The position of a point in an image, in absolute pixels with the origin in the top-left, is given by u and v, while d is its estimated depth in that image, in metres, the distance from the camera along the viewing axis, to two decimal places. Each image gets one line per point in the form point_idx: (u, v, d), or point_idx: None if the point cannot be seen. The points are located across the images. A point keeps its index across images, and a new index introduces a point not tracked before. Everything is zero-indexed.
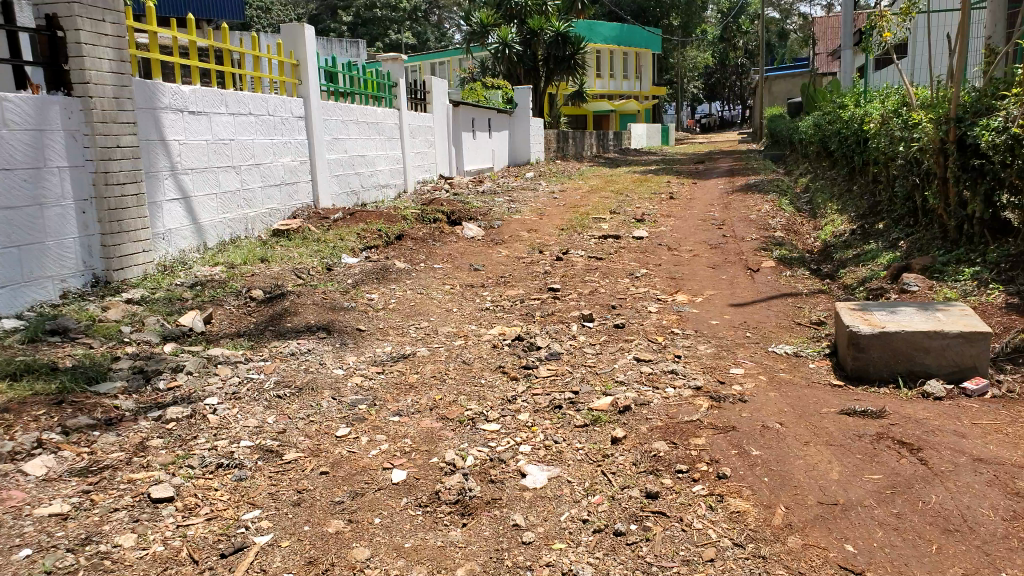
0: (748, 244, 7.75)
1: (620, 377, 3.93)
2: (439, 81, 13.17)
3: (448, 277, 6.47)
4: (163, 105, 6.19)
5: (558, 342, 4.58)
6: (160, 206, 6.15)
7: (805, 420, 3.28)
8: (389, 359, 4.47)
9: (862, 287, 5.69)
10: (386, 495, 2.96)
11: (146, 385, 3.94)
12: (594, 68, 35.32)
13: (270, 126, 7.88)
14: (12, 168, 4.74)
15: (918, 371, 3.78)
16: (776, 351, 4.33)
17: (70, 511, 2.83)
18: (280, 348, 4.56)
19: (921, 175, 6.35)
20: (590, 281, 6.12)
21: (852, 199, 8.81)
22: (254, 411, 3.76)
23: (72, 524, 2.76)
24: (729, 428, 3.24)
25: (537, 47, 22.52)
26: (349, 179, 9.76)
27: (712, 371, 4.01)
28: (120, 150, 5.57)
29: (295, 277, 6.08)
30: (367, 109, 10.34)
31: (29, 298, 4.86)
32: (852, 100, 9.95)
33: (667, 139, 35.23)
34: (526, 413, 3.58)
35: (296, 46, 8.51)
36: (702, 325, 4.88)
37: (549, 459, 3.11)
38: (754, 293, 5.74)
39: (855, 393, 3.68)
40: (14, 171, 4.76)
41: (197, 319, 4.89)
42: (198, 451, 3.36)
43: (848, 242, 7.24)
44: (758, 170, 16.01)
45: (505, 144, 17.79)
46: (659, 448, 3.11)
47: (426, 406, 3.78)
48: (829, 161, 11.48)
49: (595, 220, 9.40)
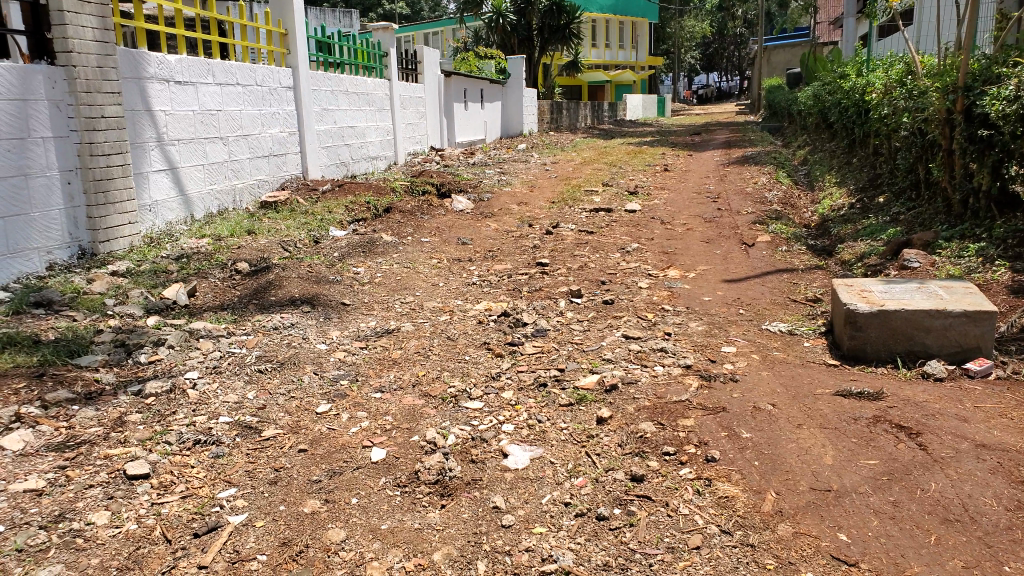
0: (742, 218, 7.62)
1: (608, 355, 3.83)
2: (431, 51, 12.94)
3: (436, 251, 6.33)
4: (148, 75, 6.01)
5: (545, 318, 4.47)
6: (146, 177, 5.98)
7: (799, 402, 3.19)
8: (373, 334, 4.29)
9: (860, 263, 5.58)
10: (365, 475, 2.76)
11: (127, 358, 3.69)
12: (590, 38, 34.91)
13: (258, 97, 7.69)
14: None
15: (918, 351, 3.69)
16: (770, 329, 4.24)
17: (46, 487, 2.53)
18: (264, 322, 4.32)
19: (926, 147, 6.21)
20: (580, 256, 6.00)
21: (850, 172, 8.68)
22: (235, 387, 3.48)
23: (46, 501, 2.45)
24: (720, 409, 3.15)
25: (532, 16, 22.09)
26: (338, 150, 9.57)
27: (703, 349, 3.91)
28: (105, 120, 5.38)
29: (282, 249, 5.94)
30: (358, 79, 10.13)
31: (15, 270, 4.74)
32: (852, 70, 9.76)
33: (664, 110, 34.86)
34: (509, 391, 3.48)
35: (284, 15, 8.29)
36: (693, 301, 4.77)
37: (532, 439, 3.01)
38: (748, 269, 5.63)
39: (850, 373, 3.59)
40: None
41: (181, 291, 4.66)
42: (177, 427, 3.05)
43: (846, 217, 7.11)
44: (753, 143, 15.83)
45: (498, 115, 17.56)
46: (647, 430, 3.01)
47: (408, 382, 3.63)
48: (828, 133, 11.33)
49: (587, 193, 9.26)
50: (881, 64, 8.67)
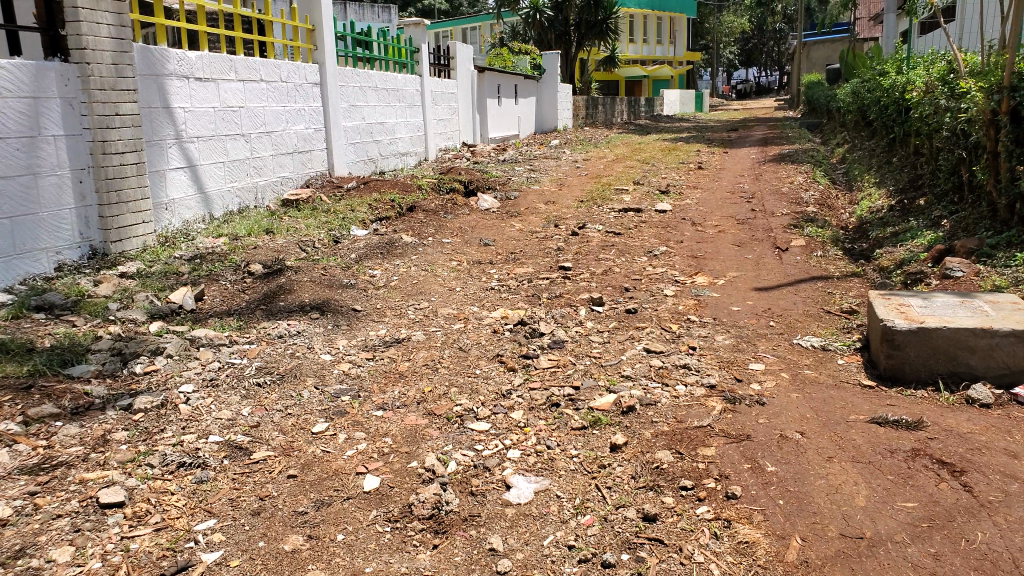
0: (778, 220, 7.29)
1: (627, 372, 3.58)
2: (463, 46, 12.73)
3: (456, 253, 6.13)
4: (167, 71, 5.87)
5: (563, 327, 4.23)
6: (163, 175, 5.85)
7: (830, 430, 2.90)
8: (381, 344, 4.07)
9: (900, 271, 5.24)
10: (355, 507, 2.57)
11: (122, 368, 3.53)
12: (627, 33, 34.47)
13: (283, 93, 7.53)
14: (5, 137, 4.46)
15: (961, 373, 3.37)
16: (801, 344, 3.94)
17: (9, 517, 2.37)
18: (269, 329, 4.14)
19: (969, 149, 5.84)
20: (605, 260, 5.75)
21: (892, 171, 8.27)
22: (229, 402, 3.33)
23: (9, 533, 2.30)
24: (743, 437, 2.90)
25: (569, 11, 21.75)
26: (366, 146, 9.39)
27: (729, 367, 3.64)
28: (120, 118, 5.24)
29: (299, 250, 5.77)
30: (388, 75, 9.95)
31: (21, 270, 4.63)
32: (893, 66, 9.33)
33: (702, 105, 34.22)
34: (519, 411, 3.26)
35: (311, 10, 8.14)
36: (721, 312, 4.48)
37: (539, 469, 2.78)
38: (781, 276, 5.31)
39: (887, 397, 3.29)
40: (7, 140, 4.48)
41: (188, 295, 4.50)
42: (162, 448, 2.90)
43: (886, 219, 6.74)
44: (791, 140, 15.36)
45: (531, 111, 17.29)
46: (663, 459, 2.78)
47: (412, 400, 3.41)
48: (868, 131, 10.89)
49: (617, 192, 8.97)
50: (924, 60, 8.25)
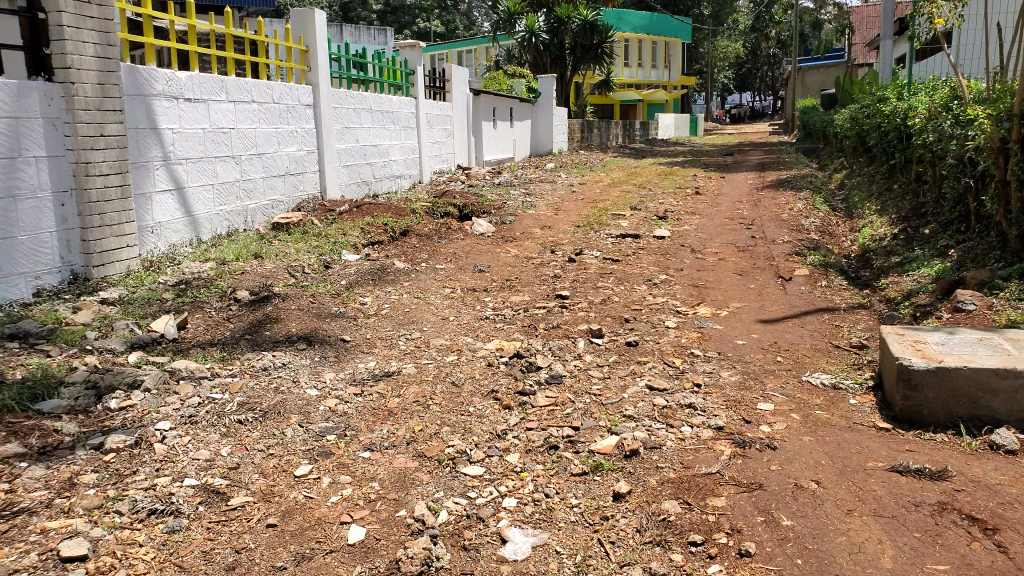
0: (779, 248, 7.14)
1: (629, 411, 3.39)
2: (458, 68, 12.65)
3: (450, 279, 5.96)
4: (155, 91, 5.70)
5: (561, 361, 4.05)
6: (149, 198, 5.67)
7: (848, 479, 2.72)
8: (370, 378, 3.87)
9: (907, 303, 5.08)
10: (338, 562, 2.38)
11: (96, 404, 3.34)
12: (622, 57, 34.63)
13: (275, 115, 7.38)
14: None
15: (982, 417, 3.19)
16: (811, 381, 3.77)
17: None
18: (252, 361, 3.95)
19: (976, 178, 5.71)
20: (603, 288, 5.58)
21: (892, 199, 8.15)
22: (208, 440, 3.16)
23: None
24: (755, 486, 2.71)
25: (565, 35, 21.80)
26: (360, 169, 9.24)
27: (736, 406, 3.45)
28: (104, 139, 5.07)
29: (287, 275, 5.58)
30: (382, 97, 9.82)
31: None
32: (893, 92, 9.22)
33: (697, 129, 34.31)
34: (515, 454, 3.07)
35: (305, 31, 7.99)
36: (726, 345, 4.31)
37: (537, 520, 2.59)
38: (786, 308, 5.15)
39: (904, 442, 3.11)
40: None
41: (170, 323, 4.32)
42: (133, 492, 2.72)
43: (890, 248, 6.60)
44: (788, 165, 15.29)
45: (527, 134, 17.21)
46: (670, 511, 2.59)
47: (402, 440, 3.22)
48: (866, 158, 10.80)
49: (614, 217, 8.82)
50: (925, 87, 8.16)
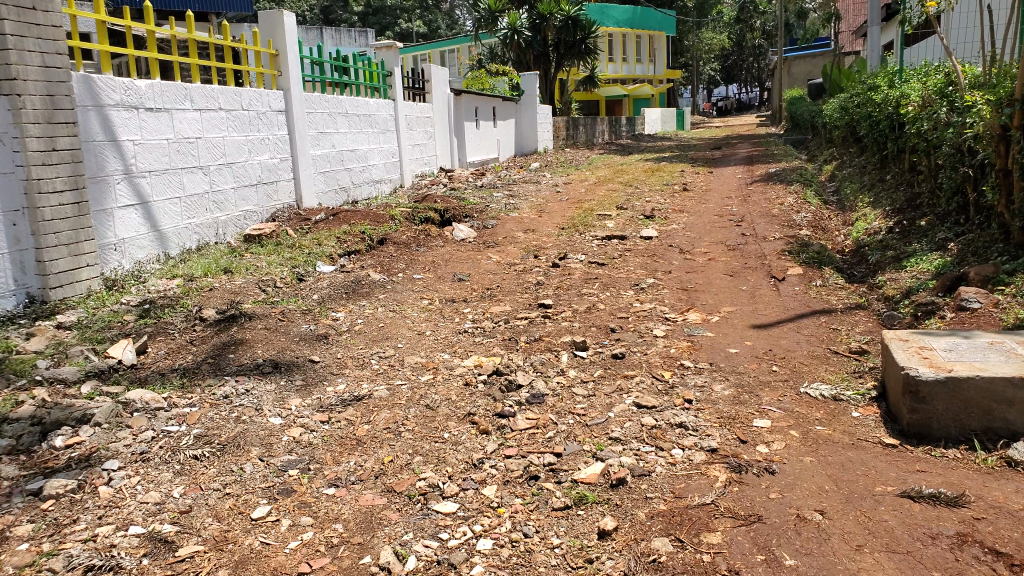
0: (771, 246, 6.92)
1: (615, 433, 3.15)
2: (438, 68, 12.39)
3: (428, 290, 5.72)
4: (112, 102, 5.39)
5: (543, 378, 3.81)
6: (111, 214, 5.37)
7: (854, 508, 2.49)
8: (339, 403, 3.62)
9: (907, 301, 4.87)
10: None
11: (41, 442, 3.10)
12: (606, 52, 34.47)
13: (244, 122, 7.11)
14: None
15: (998, 429, 2.97)
16: (809, 393, 3.54)
17: None
18: (214, 389, 3.69)
19: (976, 167, 5.51)
20: (588, 295, 5.34)
21: (885, 191, 7.95)
22: (160, 481, 2.88)
23: None
24: (753, 518, 2.48)
25: (548, 31, 21.54)
26: (337, 175, 8.97)
27: (731, 424, 3.22)
28: (57, 154, 4.78)
29: (258, 290, 5.32)
30: (359, 100, 9.56)
31: None
32: (884, 79, 9.01)
33: (684, 124, 34.12)
34: (492, 486, 2.83)
35: (274, 35, 7.69)
36: (718, 355, 4.08)
37: (513, 565, 2.36)
38: (780, 311, 4.92)
39: (915, 461, 2.88)
40: None
41: (128, 349, 4.05)
42: (69, 546, 2.47)
43: (885, 243, 6.39)
44: (777, 157, 15.10)
45: (511, 134, 16.96)
46: (661, 551, 2.36)
47: (370, 473, 2.97)
48: (857, 148, 10.61)
49: (600, 217, 8.59)
50: (917, 74, 7.95)
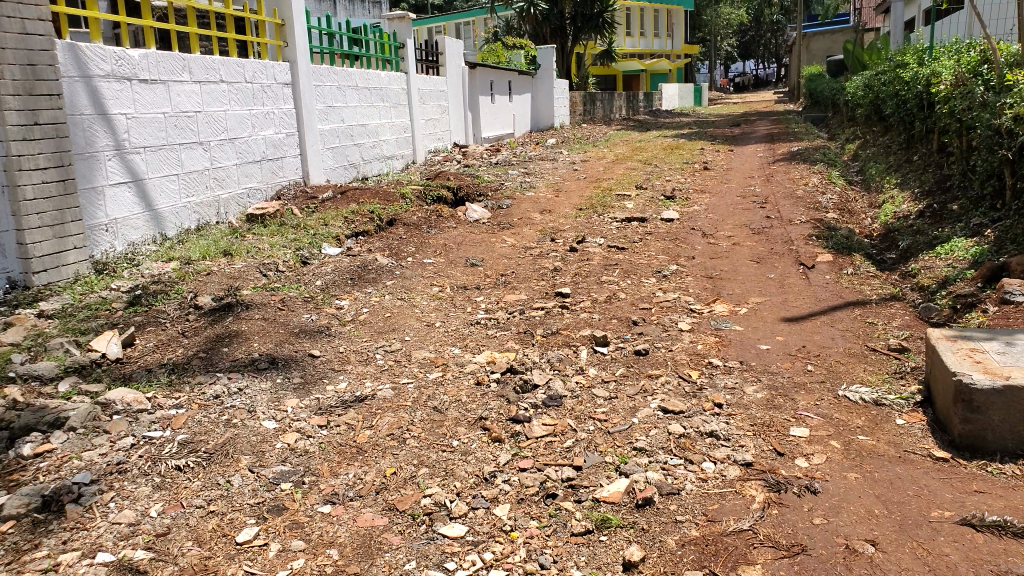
0: (798, 229, 6.59)
1: (640, 443, 2.87)
2: (452, 41, 12.01)
3: (439, 276, 5.45)
4: (101, 73, 5.11)
5: (560, 377, 3.53)
6: (101, 192, 5.12)
7: (912, 541, 2.21)
8: (340, 404, 3.37)
9: (945, 292, 4.52)
10: None
11: (6, 452, 2.85)
12: (624, 26, 33.82)
13: (247, 96, 6.81)
14: None
15: None
16: (849, 397, 3.24)
17: None
18: (204, 388, 3.43)
19: (1014, 150, 5.10)
20: (607, 283, 5.05)
21: (913, 172, 7.57)
22: (136, 497, 2.63)
23: None
24: (796, 549, 2.21)
25: (564, 5, 21.07)
26: (346, 150, 8.67)
27: (766, 433, 2.93)
28: (39, 128, 4.52)
29: (260, 275, 5.07)
30: (370, 73, 9.22)
31: None
32: (913, 57, 8.56)
33: (702, 99, 33.50)
34: (504, 505, 2.56)
35: (279, 3, 7.37)
36: (748, 352, 3.79)
37: None
38: (812, 302, 4.61)
39: (972, 480, 2.58)
40: None
41: (114, 342, 3.80)
42: None
43: (917, 227, 6.04)
44: (800, 135, 14.64)
45: (526, 109, 16.57)
46: None
47: (370, 488, 2.71)
48: (883, 126, 10.18)
49: (618, 198, 8.27)
50: (946, 52, 7.51)
